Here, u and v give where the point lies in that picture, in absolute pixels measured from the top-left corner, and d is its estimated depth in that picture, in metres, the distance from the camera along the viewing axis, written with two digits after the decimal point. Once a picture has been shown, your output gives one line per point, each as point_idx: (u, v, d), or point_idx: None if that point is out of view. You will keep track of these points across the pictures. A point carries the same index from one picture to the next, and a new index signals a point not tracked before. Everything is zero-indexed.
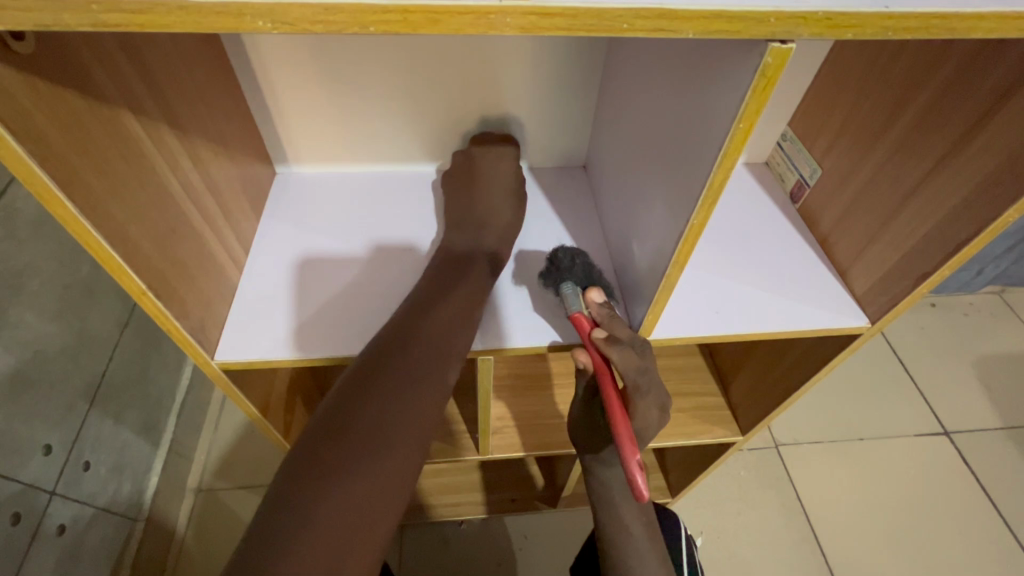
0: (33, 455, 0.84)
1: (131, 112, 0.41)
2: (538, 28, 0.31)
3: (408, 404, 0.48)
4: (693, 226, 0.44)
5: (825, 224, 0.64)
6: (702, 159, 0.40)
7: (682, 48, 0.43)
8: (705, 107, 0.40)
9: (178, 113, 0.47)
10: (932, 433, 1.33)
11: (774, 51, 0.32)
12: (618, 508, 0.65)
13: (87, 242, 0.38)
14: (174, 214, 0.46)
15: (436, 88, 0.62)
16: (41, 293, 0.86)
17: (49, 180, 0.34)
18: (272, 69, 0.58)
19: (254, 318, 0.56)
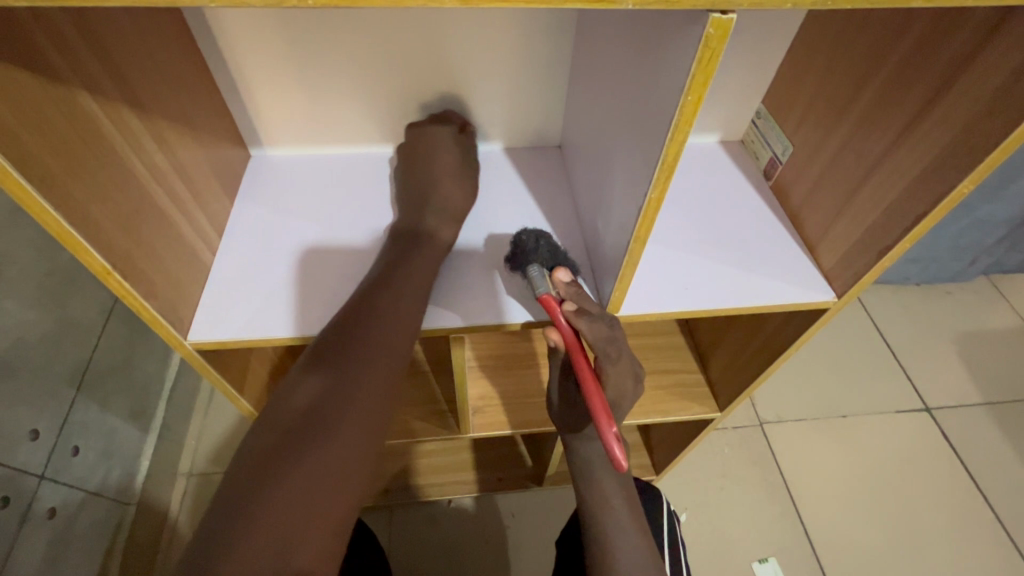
0: (21, 440, 0.85)
1: (87, 92, 0.41)
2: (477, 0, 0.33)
3: (368, 381, 0.49)
4: (651, 200, 0.45)
5: (795, 200, 0.64)
6: (658, 133, 0.41)
7: (646, 22, 0.44)
8: (663, 81, 0.41)
9: (141, 95, 0.47)
10: (913, 410, 1.35)
11: (714, 22, 0.32)
12: (601, 481, 0.65)
13: (47, 223, 0.39)
14: (139, 196, 0.46)
15: (405, 68, 0.62)
16: (21, 280, 0.87)
17: (3, 160, 0.35)
18: (239, 49, 0.58)
19: (226, 299, 0.56)
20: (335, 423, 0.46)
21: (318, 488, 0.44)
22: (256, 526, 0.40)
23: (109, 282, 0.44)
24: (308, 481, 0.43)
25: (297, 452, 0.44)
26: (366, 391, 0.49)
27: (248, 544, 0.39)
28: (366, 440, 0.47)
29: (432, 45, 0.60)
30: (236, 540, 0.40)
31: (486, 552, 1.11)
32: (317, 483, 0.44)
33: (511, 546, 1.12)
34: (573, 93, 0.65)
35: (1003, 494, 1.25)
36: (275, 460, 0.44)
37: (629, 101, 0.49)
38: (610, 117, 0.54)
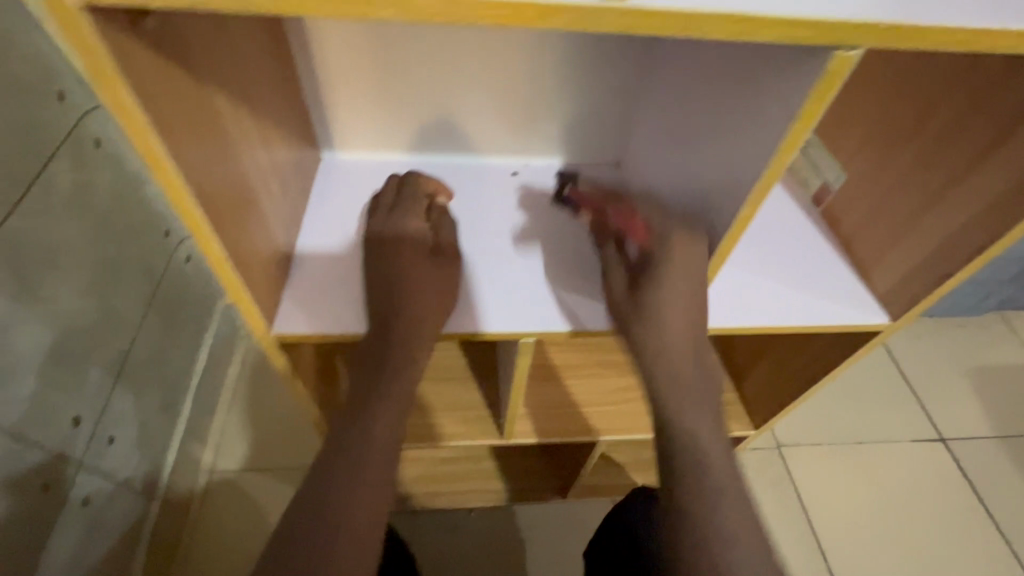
0: (63, 426, 0.85)
1: (221, 90, 0.45)
2: (639, 28, 0.37)
3: (384, 396, 0.58)
4: (743, 213, 0.52)
5: (846, 226, 0.67)
6: (760, 150, 0.48)
7: (739, 53, 0.50)
8: (761, 106, 0.47)
9: (254, 93, 0.50)
10: (929, 440, 1.37)
11: (839, 56, 0.39)
12: (708, 497, 0.54)
13: (183, 208, 0.42)
14: (249, 187, 0.50)
15: (477, 82, 0.68)
16: (74, 267, 0.86)
17: (159, 144, 0.38)
18: (330, 54, 0.63)
19: (306, 295, 0.64)
20: (362, 436, 0.56)
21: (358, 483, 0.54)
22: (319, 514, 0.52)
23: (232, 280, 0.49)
24: (355, 482, 0.54)
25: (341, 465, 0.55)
26: (386, 407, 0.58)
27: (315, 529, 0.51)
28: (387, 445, 0.57)
29: (507, 59, 0.66)
30: (308, 525, 0.51)
31: (505, 562, 1.12)
32: (358, 481, 0.54)
33: (531, 557, 1.12)
34: (641, 113, 0.70)
35: (1018, 528, 1.26)
36: (314, 486, 0.54)
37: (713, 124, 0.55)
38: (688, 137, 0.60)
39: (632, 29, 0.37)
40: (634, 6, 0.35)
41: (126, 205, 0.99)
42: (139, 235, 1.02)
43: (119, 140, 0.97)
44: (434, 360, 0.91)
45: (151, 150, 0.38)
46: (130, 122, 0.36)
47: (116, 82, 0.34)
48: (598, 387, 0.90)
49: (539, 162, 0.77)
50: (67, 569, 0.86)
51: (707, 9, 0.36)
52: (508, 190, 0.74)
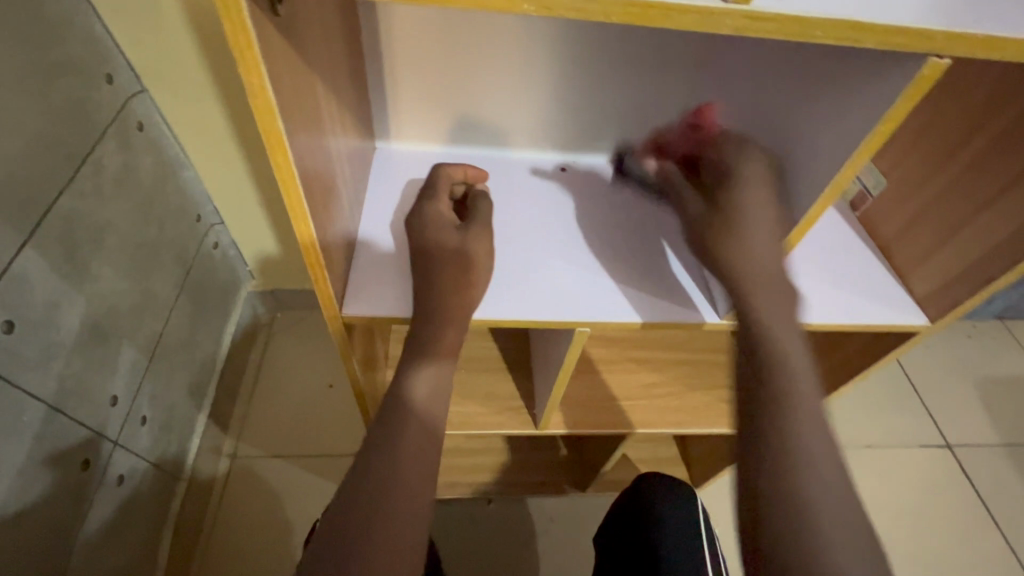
0: (103, 405, 0.86)
1: (317, 78, 0.49)
2: (750, 28, 0.39)
3: (410, 434, 0.57)
4: (809, 216, 0.57)
5: (884, 233, 0.74)
6: (837, 155, 0.52)
7: (815, 58, 0.53)
8: (841, 114, 0.52)
9: (335, 78, 0.53)
10: (936, 446, 1.40)
11: (932, 64, 0.43)
12: (812, 490, 0.47)
13: (287, 186, 0.47)
14: (327, 168, 0.54)
15: (529, 77, 0.72)
16: (117, 247, 0.87)
17: (281, 127, 0.42)
18: (396, 41, 0.67)
19: (370, 278, 0.67)
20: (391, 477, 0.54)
21: (392, 523, 0.52)
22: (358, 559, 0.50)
23: (307, 247, 0.53)
24: (390, 523, 0.52)
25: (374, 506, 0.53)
26: (413, 444, 0.57)
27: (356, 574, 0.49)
28: (420, 480, 0.56)
29: (556, 53, 0.69)
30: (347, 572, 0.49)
31: (524, 554, 1.13)
32: (393, 521, 0.53)
33: (549, 550, 1.14)
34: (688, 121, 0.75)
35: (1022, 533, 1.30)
36: (347, 533, 0.51)
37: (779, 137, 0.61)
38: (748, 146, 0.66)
39: (744, 30, 0.40)
40: (751, 8, 0.38)
41: (164, 189, 1.00)
42: (175, 218, 1.03)
43: (162, 125, 0.98)
44: (470, 351, 0.94)
45: (275, 134, 0.42)
46: (261, 106, 0.40)
47: (260, 71, 0.38)
48: (628, 382, 0.92)
49: (585, 159, 0.82)
50: (101, 546, 0.87)
51: (820, 15, 0.39)
52: (559, 185, 0.78)
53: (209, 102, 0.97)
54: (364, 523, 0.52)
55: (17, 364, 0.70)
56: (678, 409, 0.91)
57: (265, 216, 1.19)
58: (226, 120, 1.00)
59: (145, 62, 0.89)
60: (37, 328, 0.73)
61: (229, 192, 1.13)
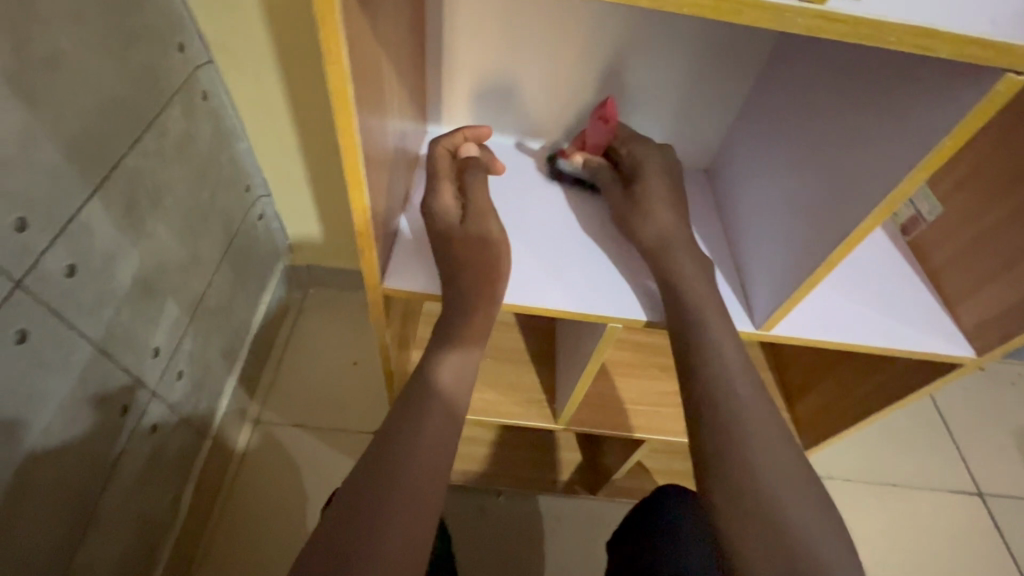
0: (145, 355, 0.90)
1: (384, 51, 0.51)
2: (822, 29, 0.40)
3: (430, 424, 0.58)
4: (859, 232, 0.54)
5: (936, 260, 0.72)
6: (897, 165, 0.50)
7: (871, 69, 0.53)
8: (903, 129, 0.50)
9: (397, 56, 0.55)
10: (967, 493, 1.34)
11: (1008, 80, 0.42)
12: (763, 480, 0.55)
13: (348, 154, 0.49)
14: (383, 141, 0.56)
15: (584, 72, 0.73)
16: (172, 208, 0.92)
17: (350, 93, 0.44)
18: (459, 28, 0.69)
19: (412, 255, 0.69)
20: (407, 463, 0.55)
21: (409, 512, 0.53)
22: (375, 540, 0.50)
23: (359, 222, 0.55)
24: (406, 512, 0.53)
25: (389, 491, 0.54)
26: (433, 433, 0.58)
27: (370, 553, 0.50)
28: (435, 473, 0.56)
29: (612, 49, 0.70)
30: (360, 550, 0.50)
31: (529, 549, 1.14)
32: (407, 512, 0.53)
33: (552, 548, 1.14)
34: (743, 129, 0.74)
35: None
36: (362, 514, 0.52)
37: (817, 155, 0.60)
38: (785, 159, 0.65)
39: (817, 31, 0.40)
40: (826, 8, 0.39)
41: (219, 157, 1.04)
42: (226, 186, 1.07)
43: (223, 96, 1.02)
44: (497, 340, 0.95)
45: (344, 101, 0.44)
46: (336, 73, 0.42)
47: (337, 39, 0.40)
48: (650, 386, 0.92)
49: None
50: (131, 489, 0.92)
51: (896, 19, 0.39)
52: (601, 181, 0.79)
53: (270, 77, 1.00)
54: (378, 505, 0.53)
55: (74, 307, 0.74)
56: None
57: (309, 192, 1.22)
58: (284, 96, 1.03)
59: (215, 33, 0.93)
60: (95, 275, 0.77)
61: (278, 166, 1.17)
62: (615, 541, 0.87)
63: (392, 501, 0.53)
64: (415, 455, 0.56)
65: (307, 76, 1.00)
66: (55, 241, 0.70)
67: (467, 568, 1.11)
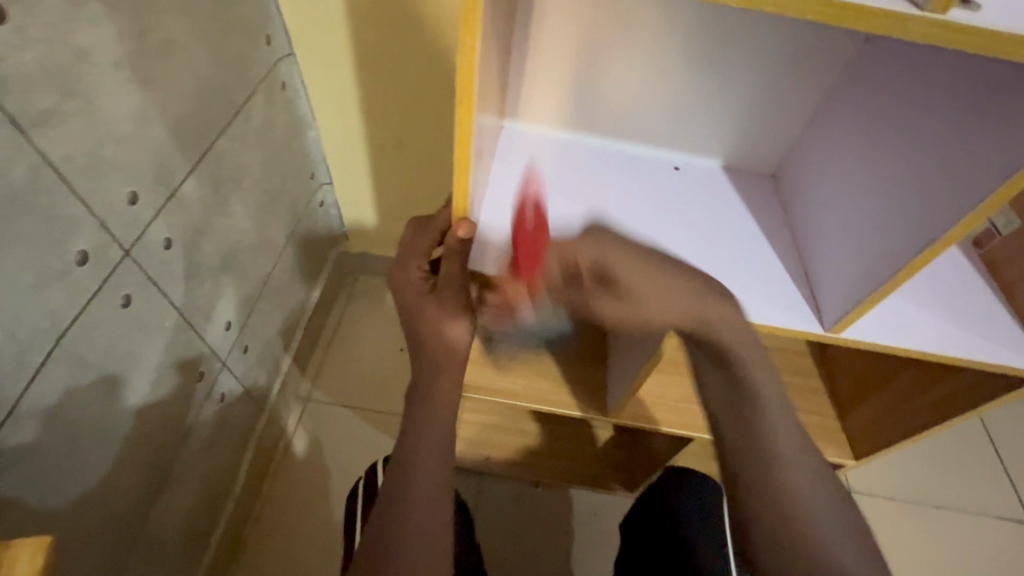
0: (219, 328, 0.96)
1: (490, 50, 0.54)
2: (939, 38, 0.41)
3: (430, 425, 0.66)
4: (948, 236, 0.54)
5: (1008, 274, 0.72)
6: (990, 173, 0.51)
7: (954, 79, 0.54)
8: (992, 136, 0.51)
9: (495, 54, 0.59)
10: (1016, 521, 1.30)
11: None
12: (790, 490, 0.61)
13: (461, 140, 0.54)
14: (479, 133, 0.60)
15: (660, 76, 0.75)
16: (249, 192, 0.97)
17: (473, 82, 0.48)
18: (544, 30, 0.72)
19: (492, 243, 0.71)
20: (416, 468, 0.64)
21: (427, 506, 0.62)
22: (406, 539, 0.59)
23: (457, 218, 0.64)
24: (428, 509, 0.61)
25: (412, 496, 0.62)
26: (431, 433, 0.66)
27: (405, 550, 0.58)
28: (442, 466, 0.65)
29: (689, 52, 0.72)
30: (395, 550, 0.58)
31: (564, 541, 1.16)
32: (425, 508, 0.61)
33: (588, 542, 1.16)
34: (814, 135, 0.75)
35: None
36: (390, 519, 0.60)
37: (899, 162, 0.60)
38: (862, 163, 0.66)
39: (932, 40, 0.41)
40: (944, 17, 0.40)
41: (292, 145, 1.09)
42: (296, 173, 1.13)
43: (301, 87, 1.07)
44: (551, 334, 0.97)
45: (468, 91, 0.49)
46: (466, 62, 0.46)
47: (474, 30, 0.44)
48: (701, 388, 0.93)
49: (700, 162, 0.84)
50: (201, 452, 0.98)
51: (1015, 31, 0.40)
52: (670, 180, 0.81)
53: (344, 71, 1.05)
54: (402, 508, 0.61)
55: (166, 277, 0.80)
56: None
57: (370, 183, 1.28)
58: (356, 90, 1.08)
59: (298, 28, 0.98)
60: (185, 249, 0.83)
61: (343, 156, 1.22)
62: (634, 521, 0.89)
63: (412, 505, 0.61)
64: (422, 458, 0.64)
65: (380, 72, 1.04)
66: (158, 214, 0.76)
67: (503, 554, 1.14)
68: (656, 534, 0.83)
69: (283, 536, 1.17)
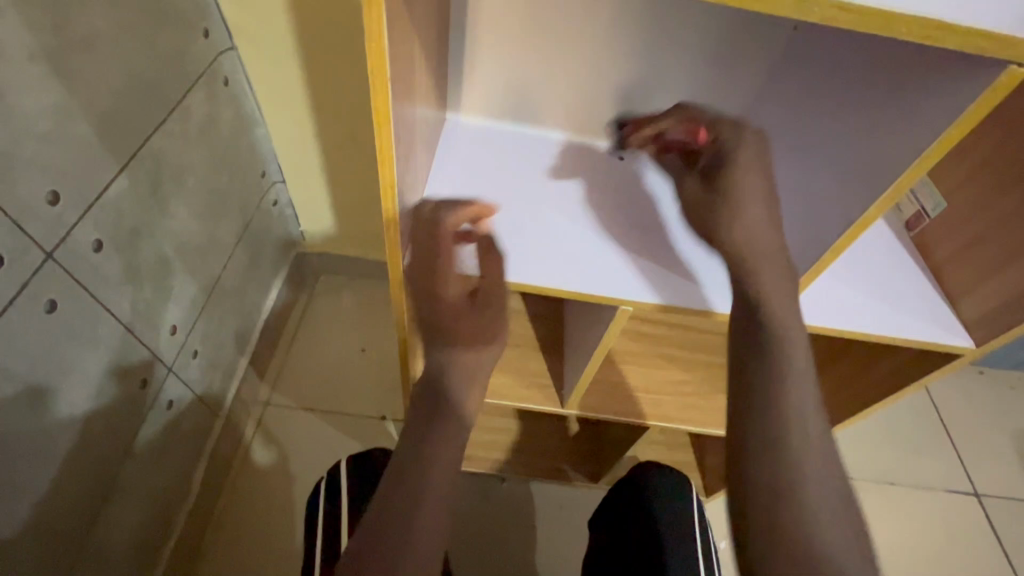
0: (164, 332, 0.92)
1: (416, 39, 0.54)
2: (837, 19, 0.43)
3: (445, 425, 0.66)
4: (871, 212, 0.59)
5: (938, 254, 0.76)
6: (907, 152, 0.55)
7: (875, 66, 0.57)
8: (908, 116, 0.55)
9: (427, 43, 0.58)
10: (964, 493, 1.35)
11: (1011, 72, 0.46)
12: (802, 489, 0.57)
13: (380, 134, 0.51)
14: (410, 125, 0.59)
15: (601, 66, 0.75)
16: (192, 191, 0.94)
17: (385, 71, 0.47)
18: (482, 20, 0.72)
19: None
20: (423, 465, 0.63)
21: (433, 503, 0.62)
22: (412, 530, 0.59)
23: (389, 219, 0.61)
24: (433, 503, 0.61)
25: (417, 490, 0.62)
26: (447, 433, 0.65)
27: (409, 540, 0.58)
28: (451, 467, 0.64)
29: (628, 42, 0.72)
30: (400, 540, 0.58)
31: (531, 534, 1.16)
32: (432, 504, 0.61)
33: (554, 535, 1.17)
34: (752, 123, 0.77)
35: None
36: (396, 511, 0.60)
37: (831, 146, 0.64)
38: (798, 149, 0.68)
39: (834, 20, 0.44)
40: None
41: (238, 141, 1.06)
42: (245, 170, 1.10)
43: (245, 82, 1.04)
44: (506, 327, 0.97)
45: (381, 79, 0.47)
46: (375, 49, 0.45)
47: (379, 15, 0.42)
48: (656, 375, 0.94)
49: (646, 152, 0.84)
50: (149, 460, 0.95)
51: (907, 12, 0.43)
52: (615, 170, 0.81)
53: (290, 65, 1.02)
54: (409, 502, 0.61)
55: (101, 280, 0.77)
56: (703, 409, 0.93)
57: (324, 180, 1.25)
58: (303, 84, 1.05)
59: (238, 20, 0.96)
60: (122, 251, 0.80)
61: (294, 153, 1.19)
62: (607, 520, 0.88)
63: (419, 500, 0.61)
64: (434, 457, 0.64)
65: (327, 66, 1.02)
66: (87, 214, 0.72)
67: (470, 551, 1.13)
68: (626, 531, 0.83)
69: (245, 545, 1.14)
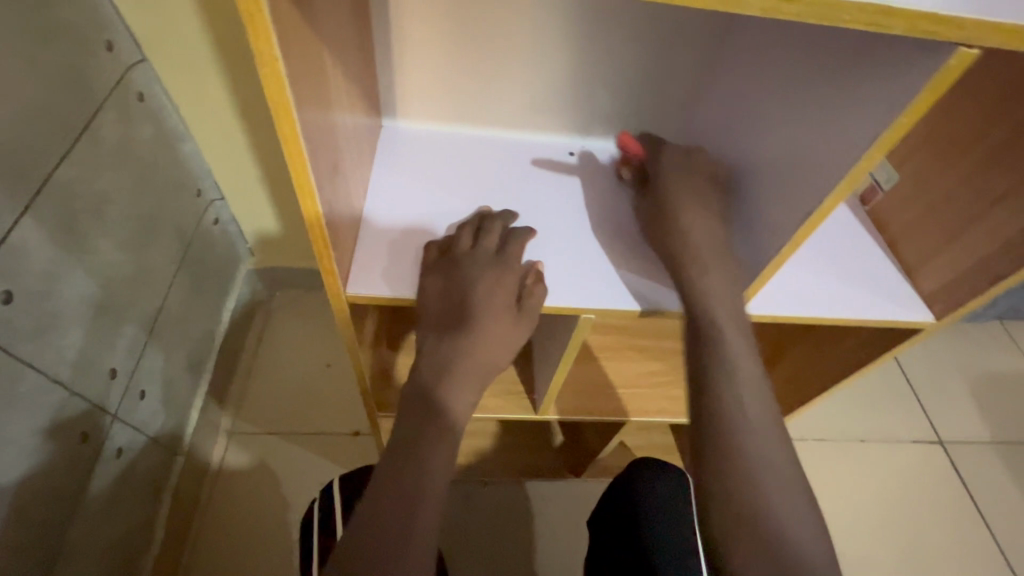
0: (102, 378, 0.85)
1: (326, 51, 0.49)
2: (775, 9, 0.41)
3: (434, 446, 0.58)
4: (821, 209, 0.58)
5: (893, 229, 0.77)
6: (856, 142, 0.53)
7: (817, 46, 0.55)
8: (856, 104, 0.52)
9: (342, 53, 0.53)
10: (929, 442, 1.40)
11: (961, 53, 0.44)
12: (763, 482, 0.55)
13: (294, 165, 0.47)
14: (334, 143, 0.54)
15: (540, 58, 0.71)
16: (116, 222, 0.86)
17: (288, 98, 0.42)
18: (406, 19, 0.66)
19: (376, 260, 0.66)
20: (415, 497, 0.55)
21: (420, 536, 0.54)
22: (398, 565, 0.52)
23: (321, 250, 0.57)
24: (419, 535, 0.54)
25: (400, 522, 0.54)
26: (438, 454, 0.58)
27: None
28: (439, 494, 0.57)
29: (566, 31, 0.68)
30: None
31: (519, 535, 1.15)
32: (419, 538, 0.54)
33: (542, 533, 1.16)
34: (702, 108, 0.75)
35: (1009, 530, 1.31)
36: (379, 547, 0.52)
37: (778, 134, 0.61)
38: (748, 136, 0.66)
39: (768, 12, 0.41)
40: None
41: (164, 162, 0.98)
42: (176, 191, 1.02)
43: (163, 97, 0.96)
44: None
45: (284, 105, 0.42)
46: (269, 74, 0.40)
47: (269, 40, 0.38)
48: (627, 369, 0.92)
49: (597, 143, 0.81)
50: (102, 513, 0.88)
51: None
52: (566, 166, 0.78)
53: (209, 74, 0.95)
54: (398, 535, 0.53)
55: (14, 334, 0.69)
56: (676, 398, 0.92)
57: (265, 193, 1.17)
58: (226, 94, 0.98)
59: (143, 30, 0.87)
60: (35, 299, 0.72)
61: (229, 168, 1.11)
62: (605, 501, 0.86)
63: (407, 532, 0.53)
64: (423, 484, 0.56)
65: (250, 72, 0.95)
66: None
67: (458, 559, 1.11)
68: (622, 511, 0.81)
69: None
